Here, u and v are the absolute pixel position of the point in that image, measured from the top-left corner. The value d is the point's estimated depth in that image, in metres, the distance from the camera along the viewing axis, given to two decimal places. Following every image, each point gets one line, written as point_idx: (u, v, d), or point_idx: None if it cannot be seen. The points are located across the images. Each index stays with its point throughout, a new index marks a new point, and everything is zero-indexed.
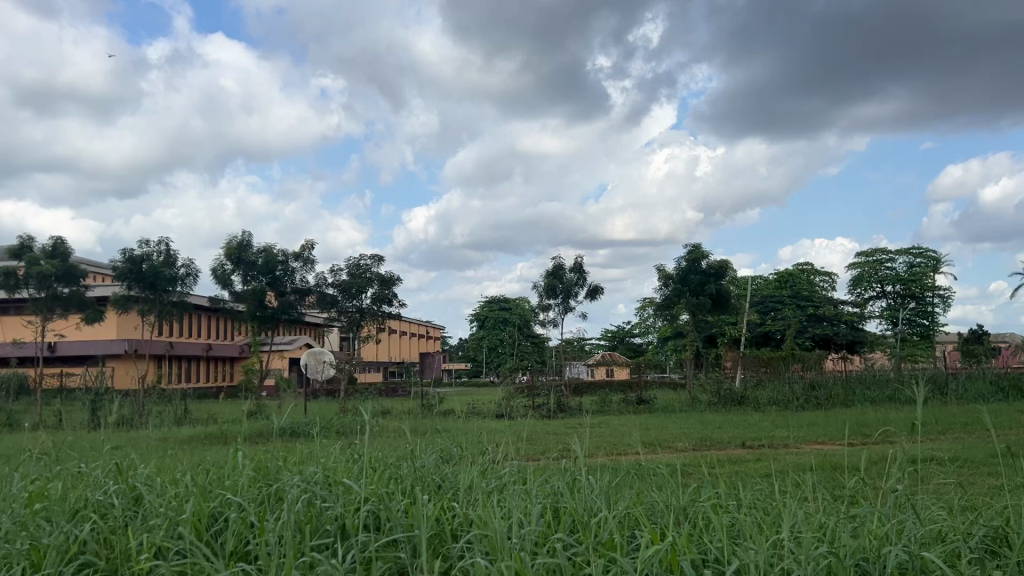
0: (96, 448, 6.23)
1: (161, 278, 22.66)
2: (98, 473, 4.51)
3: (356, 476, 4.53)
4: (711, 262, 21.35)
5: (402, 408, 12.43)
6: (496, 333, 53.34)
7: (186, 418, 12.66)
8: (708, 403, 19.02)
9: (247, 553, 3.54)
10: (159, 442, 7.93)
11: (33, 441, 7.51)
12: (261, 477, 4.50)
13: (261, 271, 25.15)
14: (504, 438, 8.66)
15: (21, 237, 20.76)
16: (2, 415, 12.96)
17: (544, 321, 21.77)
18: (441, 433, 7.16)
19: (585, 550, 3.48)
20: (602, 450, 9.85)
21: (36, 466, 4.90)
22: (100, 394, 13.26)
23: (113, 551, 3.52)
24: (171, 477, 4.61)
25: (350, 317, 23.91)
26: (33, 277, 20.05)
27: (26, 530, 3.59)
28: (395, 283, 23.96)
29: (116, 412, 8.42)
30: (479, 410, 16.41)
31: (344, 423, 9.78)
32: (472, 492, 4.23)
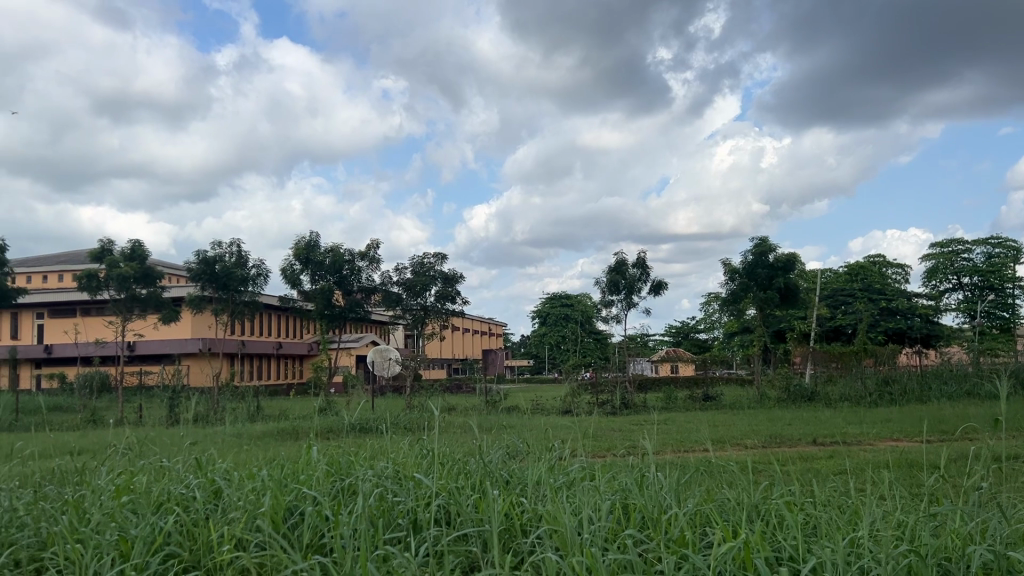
0: (177, 443, 6.44)
1: (233, 279, 23.31)
2: (179, 468, 4.66)
3: (426, 472, 4.59)
4: (779, 255, 20.93)
5: (468, 404, 12.57)
6: (559, 330, 53.30)
7: (258, 414, 13.04)
8: (777, 399, 18.66)
9: (323, 546, 3.63)
10: (234, 438, 8.15)
11: (116, 437, 7.82)
12: (334, 472, 4.59)
13: (328, 271, 25.49)
14: (570, 435, 8.64)
15: (101, 241, 21.57)
16: (87, 411, 13.53)
17: (607, 317, 21.61)
18: (507, 429, 7.19)
19: (655, 547, 3.46)
20: (668, 447, 9.75)
21: (121, 460, 5.09)
22: (176, 391, 13.71)
23: (195, 543, 3.65)
24: (248, 471, 4.74)
25: (415, 314, 24.19)
26: (113, 279, 20.82)
27: (115, 521, 3.74)
28: (458, 280, 24.14)
29: (194, 408, 8.70)
30: (543, 406, 16.43)
31: (411, 419, 9.90)
32: (540, 488, 4.25)
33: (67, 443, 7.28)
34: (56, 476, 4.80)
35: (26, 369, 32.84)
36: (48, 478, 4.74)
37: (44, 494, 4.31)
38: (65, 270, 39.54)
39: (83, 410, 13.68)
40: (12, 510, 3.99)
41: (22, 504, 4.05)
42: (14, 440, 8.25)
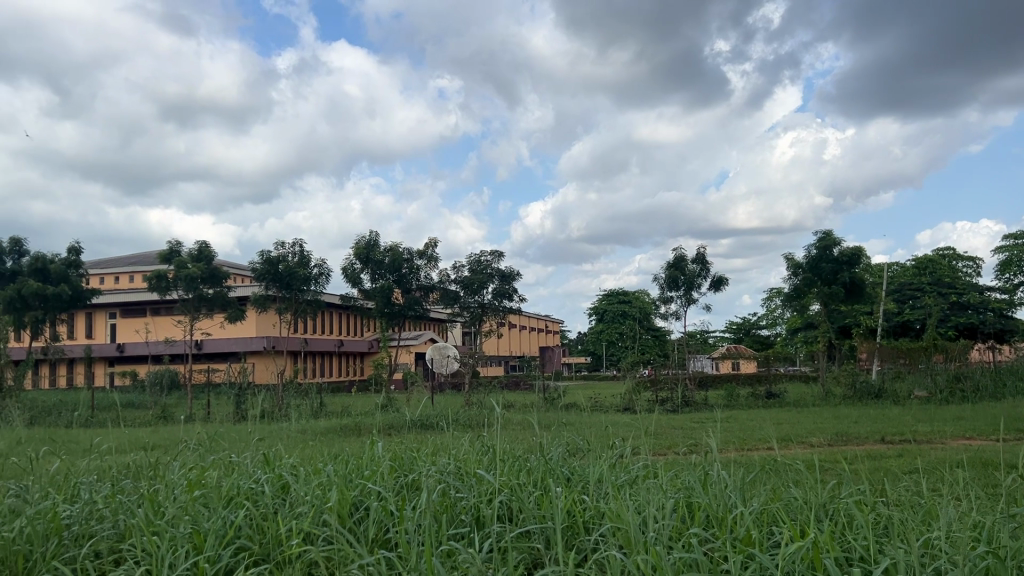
0: (245, 439, 6.60)
1: (296, 279, 23.69)
2: (247, 463, 4.78)
3: (489, 469, 4.61)
4: (844, 249, 20.44)
5: (526, 402, 12.56)
6: (616, 326, 53.00)
7: (321, 411, 13.23)
8: (843, 396, 18.20)
9: (388, 541, 3.69)
10: (299, 434, 8.32)
11: (187, 432, 8.07)
12: (398, 468, 4.64)
13: (388, 270, 25.76)
14: (631, 434, 8.58)
15: (170, 242, 22.18)
16: (157, 408, 13.93)
17: (666, 314, 21.38)
18: (567, 426, 7.15)
19: (721, 546, 3.42)
20: (731, 445, 9.61)
21: (192, 455, 5.24)
22: (242, 388, 14.05)
23: (265, 537, 3.74)
24: (314, 467, 4.82)
25: (473, 312, 24.27)
26: (181, 280, 21.39)
27: (188, 514, 3.85)
28: (515, 278, 24.06)
29: (261, 404, 8.92)
30: (602, 404, 16.32)
31: (472, 415, 9.94)
32: (603, 485, 4.23)
33: (140, 439, 7.51)
34: (131, 471, 4.95)
35: (100, 367, 34.04)
36: (124, 472, 4.90)
37: (120, 488, 4.46)
38: (136, 270, 40.89)
39: (154, 407, 14.11)
40: (92, 502, 4.14)
41: (102, 497, 4.20)
42: (92, 435, 8.55)
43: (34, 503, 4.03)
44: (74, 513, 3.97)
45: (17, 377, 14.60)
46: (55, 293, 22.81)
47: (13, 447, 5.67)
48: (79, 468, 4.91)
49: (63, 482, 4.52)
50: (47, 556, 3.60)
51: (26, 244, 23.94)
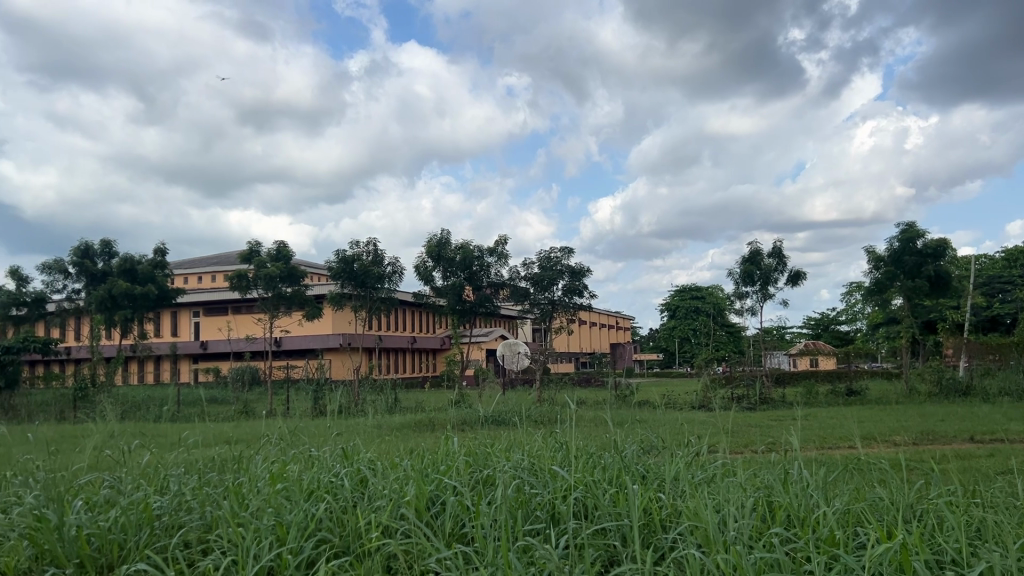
0: (325, 432, 6.74)
1: (370, 277, 24.15)
2: (327, 457, 4.88)
3: (563, 466, 4.60)
4: (928, 241, 19.71)
5: (599, 399, 12.52)
6: (689, 323, 52.43)
7: (396, 407, 13.46)
8: (928, 394, 17.54)
9: (464, 535, 3.72)
10: (375, 429, 8.42)
11: (268, 426, 8.30)
12: (474, 463, 4.67)
13: (459, 267, 25.93)
14: (709, 431, 8.45)
15: (250, 242, 22.84)
16: (240, 403, 14.37)
17: (741, 310, 20.97)
18: (640, 423, 7.08)
19: (805, 546, 3.33)
20: (811, 444, 9.36)
21: (274, 449, 5.37)
22: (320, 384, 14.33)
23: (345, 529, 3.82)
24: (391, 462, 4.90)
25: (543, 309, 24.16)
26: (261, 279, 22.03)
27: (271, 506, 3.96)
28: (586, 274, 23.68)
29: (338, 399, 9.07)
30: (676, 402, 16.12)
31: (545, 412, 9.92)
32: (681, 483, 4.17)
33: (225, 433, 7.78)
34: (216, 464, 5.11)
35: (185, 363, 35.29)
36: (211, 465, 5.06)
37: (207, 480, 4.61)
38: (218, 270, 42.25)
39: (236, 402, 14.54)
40: (181, 494, 4.29)
41: (190, 489, 4.35)
42: (180, 430, 8.86)
43: (127, 495, 4.20)
44: (164, 505, 4.11)
45: (109, 372, 15.24)
46: (142, 292, 23.72)
47: (107, 440, 5.92)
48: (169, 461, 5.09)
49: (153, 474, 4.69)
50: (140, 546, 3.75)
51: (115, 246, 24.95)
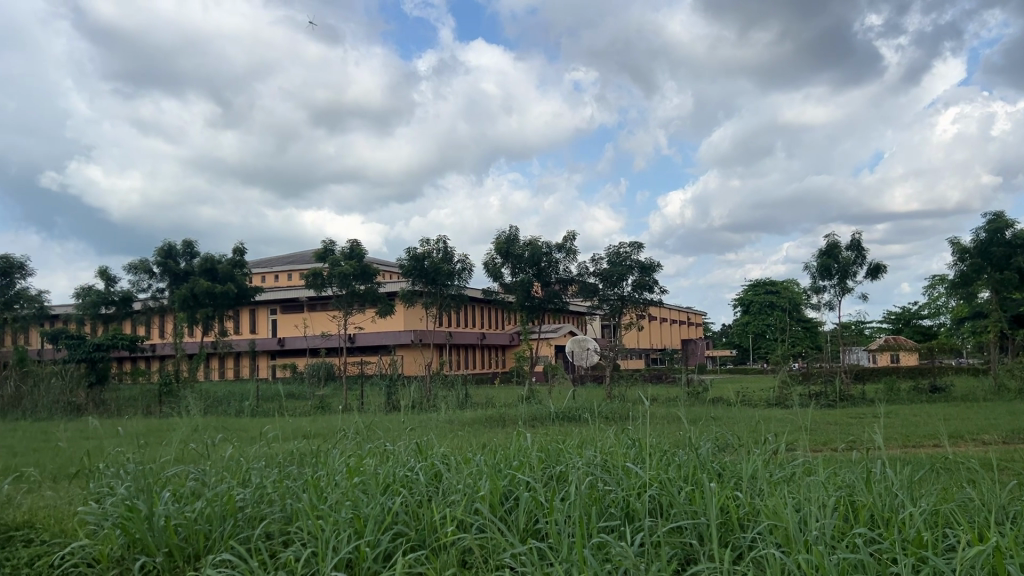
0: (398, 427, 6.84)
1: (440, 273, 24.37)
2: (401, 452, 4.94)
3: (637, 463, 4.55)
4: (1018, 231, 18.84)
5: (671, 396, 12.38)
6: (763, 318, 51.36)
7: (468, 402, 13.55)
8: (1019, 391, 16.74)
9: (538, 531, 3.72)
10: (447, 425, 8.49)
11: (344, 421, 8.46)
12: (546, 459, 4.66)
13: (527, 263, 25.96)
14: (786, 429, 8.23)
15: (325, 242, 23.30)
16: (316, 398, 14.70)
17: (818, 305, 20.42)
18: (714, 420, 6.98)
19: (890, 547, 3.23)
20: (894, 442, 9.05)
21: (350, 443, 5.47)
22: (393, 379, 14.54)
23: (420, 523, 3.86)
24: (464, 456, 4.94)
25: (612, 305, 23.91)
26: (335, 277, 22.50)
27: (349, 499, 4.04)
28: (656, 269, 23.34)
29: (411, 395, 9.18)
30: (751, 399, 15.80)
31: (616, 408, 9.86)
32: (759, 481, 4.09)
33: (303, 427, 7.97)
34: (295, 458, 5.24)
35: (263, 360, 36.29)
36: (290, 458, 5.18)
37: (287, 473, 4.73)
38: (294, 269, 43.31)
39: (313, 397, 14.89)
40: (262, 486, 4.41)
41: (271, 481, 4.46)
42: (260, 423, 9.11)
43: (212, 487, 4.33)
44: (246, 496, 4.22)
45: (191, 369, 15.75)
46: (223, 291, 24.47)
47: (192, 434, 6.10)
48: (250, 454, 5.24)
49: (236, 467, 4.83)
50: (224, 536, 3.88)
51: (197, 246, 25.79)
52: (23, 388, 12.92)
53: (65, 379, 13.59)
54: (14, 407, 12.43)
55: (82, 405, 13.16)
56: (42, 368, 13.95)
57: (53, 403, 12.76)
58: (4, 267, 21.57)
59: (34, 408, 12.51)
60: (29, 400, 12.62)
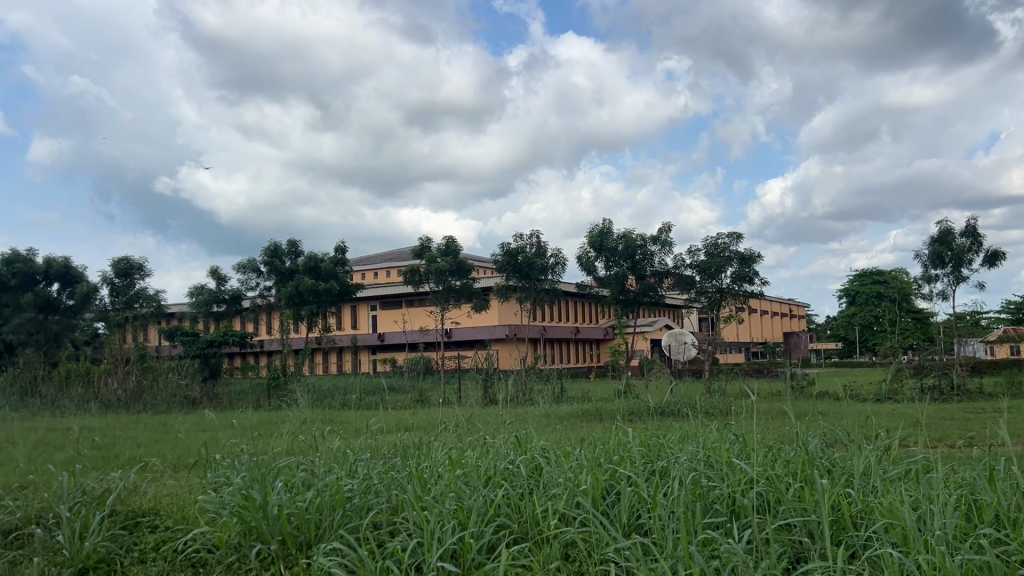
0: (496, 420, 6.89)
1: (535, 268, 24.41)
2: (501, 445, 4.97)
3: (742, 458, 4.44)
4: None
5: (774, 390, 12.05)
6: (870, 309, 49.50)
7: (564, 396, 13.57)
8: None
9: (641, 527, 3.69)
10: (545, 418, 8.52)
11: (444, 414, 8.61)
12: (649, 453, 4.60)
13: (622, 256, 25.69)
14: (901, 424, 7.87)
15: (421, 239, 23.64)
16: (416, 392, 15.00)
17: (931, 294, 19.48)
18: (819, 415, 6.73)
19: (1018, 549, 3.06)
20: (1019, 438, 8.53)
21: (452, 435, 5.55)
22: (490, 373, 14.67)
23: (523, 515, 3.89)
24: (564, 450, 4.91)
25: (710, 297, 23.38)
26: (432, 273, 22.87)
27: (452, 490, 4.10)
28: (756, 260, 22.67)
29: (508, 389, 9.26)
30: (858, 394, 15.23)
31: (717, 403, 9.62)
32: (873, 478, 3.92)
33: (403, 420, 8.17)
34: (398, 449, 5.36)
35: (364, 354, 37.27)
36: (393, 450, 5.31)
37: (391, 464, 4.84)
38: (392, 266, 44.33)
39: (413, 390, 15.21)
40: (368, 477, 4.52)
41: (376, 473, 4.57)
42: (364, 417, 9.33)
43: (321, 478, 4.47)
44: (354, 486, 4.34)
45: (297, 363, 16.32)
46: (326, 288, 25.23)
47: (300, 426, 6.31)
48: (356, 446, 5.37)
49: (343, 459, 4.97)
50: (334, 526, 4.01)
51: (301, 245, 26.64)
52: (143, 382, 13.63)
53: (182, 375, 14.28)
54: (136, 400, 13.13)
55: (197, 399, 13.83)
56: (160, 363, 14.70)
57: (170, 397, 13.44)
58: (124, 268, 22.90)
59: (154, 401, 13.19)
60: (149, 394, 13.31)
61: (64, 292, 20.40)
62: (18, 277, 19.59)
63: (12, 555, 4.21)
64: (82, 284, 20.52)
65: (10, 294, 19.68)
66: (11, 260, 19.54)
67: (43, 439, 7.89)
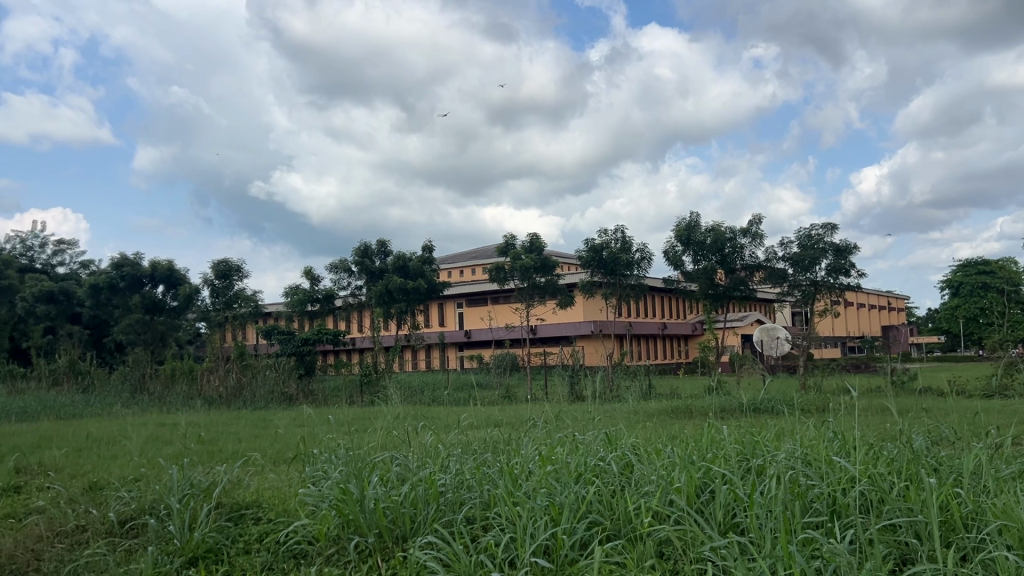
0: (586, 417, 6.85)
1: (620, 263, 24.19)
2: (591, 442, 4.94)
3: (842, 456, 4.28)
4: None
5: (873, 387, 11.59)
6: (976, 301, 47.19)
7: (652, 393, 13.42)
8: None
9: (737, 525, 3.63)
10: (634, 415, 8.47)
11: (533, 410, 8.65)
12: (744, 451, 4.49)
13: (710, 250, 25.21)
14: (1014, 421, 7.44)
15: (506, 236, 23.77)
16: (504, 388, 15.10)
17: None
18: (925, 413, 6.45)
19: None
20: None
21: (540, 432, 5.56)
22: (577, 369, 14.62)
23: (615, 513, 3.86)
24: (655, 447, 4.85)
25: (804, 291, 22.66)
26: (517, 270, 22.98)
27: (544, 487, 4.11)
28: (852, 251, 21.88)
29: (597, 387, 9.22)
30: (964, 389, 14.50)
31: (814, 399, 9.35)
32: (985, 478, 3.73)
33: (493, 416, 8.22)
34: (488, 445, 5.40)
35: (452, 351, 37.74)
36: (483, 446, 5.35)
37: (482, 460, 4.88)
38: (478, 264, 44.74)
39: (500, 387, 15.32)
40: (460, 472, 4.58)
41: (469, 468, 4.63)
42: (454, 413, 9.42)
43: (415, 472, 4.56)
44: (447, 481, 4.41)
45: (388, 361, 16.66)
46: (414, 287, 25.69)
47: (393, 422, 6.42)
48: (448, 442, 5.44)
49: (435, 454, 5.05)
50: (428, 519, 4.07)
51: (390, 245, 27.13)
52: (242, 379, 14.16)
53: (278, 372, 14.74)
54: (236, 396, 13.63)
55: (294, 395, 14.29)
56: (259, 361, 15.25)
57: (268, 394, 13.94)
58: (223, 270, 23.84)
59: (253, 397, 13.68)
60: (249, 390, 13.82)
61: (169, 294, 21.10)
62: (127, 280, 20.65)
63: (128, 543, 4.44)
64: (185, 286, 21.13)
65: (120, 296, 20.79)
66: (120, 263, 20.59)
67: (154, 434, 8.28)
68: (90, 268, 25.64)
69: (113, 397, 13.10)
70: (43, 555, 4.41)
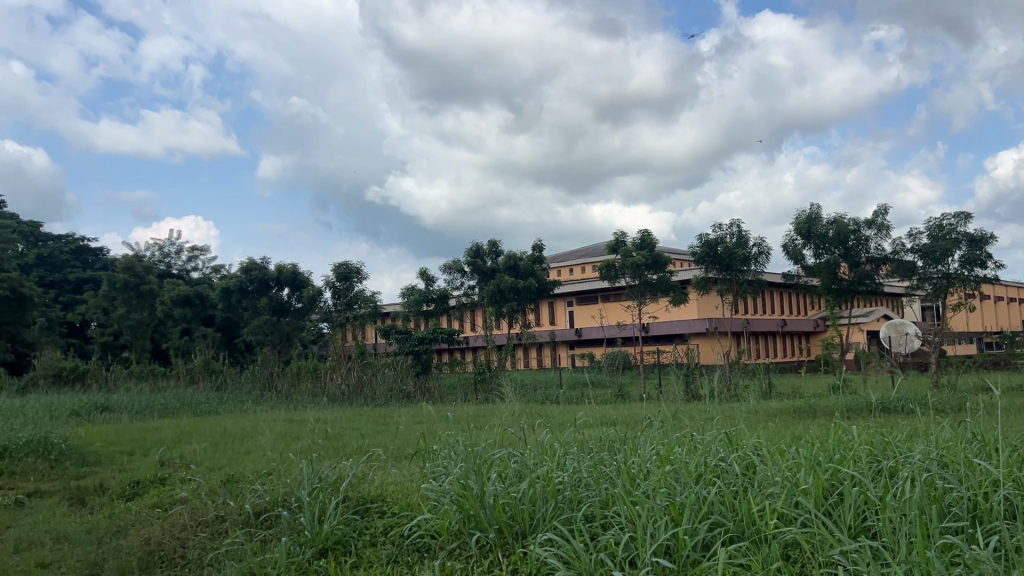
0: (704, 417, 6.73)
1: (735, 259, 23.58)
2: (710, 441, 4.85)
3: (983, 459, 4.05)
4: None
5: (1015, 385, 10.87)
6: None
7: (773, 392, 13.03)
8: None
9: (868, 529, 3.48)
10: (753, 413, 8.29)
11: (649, 408, 8.57)
12: (874, 452, 4.30)
13: (832, 243, 24.23)
14: None
15: (617, 233, 23.54)
16: (618, 386, 15.02)
17: None
18: None
19: None
20: None
21: (657, 431, 5.48)
22: (692, 368, 14.39)
23: (738, 514, 3.77)
24: (778, 447, 4.70)
25: (935, 283, 21.44)
26: (629, 268, 22.76)
27: (664, 487, 4.05)
28: (989, 241, 20.61)
29: (713, 385, 9.06)
30: None
31: (949, 398, 8.85)
32: None
33: (609, 414, 8.15)
34: (604, 443, 5.40)
35: (564, 350, 37.79)
36: (601, 444, 5.34)
37: (601, 458, 4.87)
38: (587, 262, 44.66)
39: (613, 384, 15.24)
40: (578, 471, 4.57)
41: (586, 466, 4.62)
42: (570, 411, 9.43)
43: (533, 470, 4.61)
44: (565, 479, 4.42)
45: (502, 359, 16.86)
46: (525, 286, 25.90)
47: (509, 421, 6.49)
48: (565, 440, 5.45)
49: (552, 453, 5.07)
50: (547, 517, 4.10)
51: (501, 245, 27.39)
52: (363, 376, 14.66)
53: (396, 370, 15.15)
54: (357, 394, 14.16)
55: (411, 393, 14.65)
56: (378, 360, 15.72)
57: (388, 391, 14.38)
58: (343, 272, 24.66)
59: (373, 395, 14.17)
60: (369, 388, 14.30)
61: (294, 296, 22.03)
62: (255, 283, 21.65)
63: (263, 534, 4.68)
64: (308, 288, 22.02)
65: (249, 298, 21.83)
66: (248, 267, 21.66)
67: (283, 431, 8.63)
68: (221, 273, 27.15)
69: (245, 394, 13.85)
70: (187, 543, 4.71)
